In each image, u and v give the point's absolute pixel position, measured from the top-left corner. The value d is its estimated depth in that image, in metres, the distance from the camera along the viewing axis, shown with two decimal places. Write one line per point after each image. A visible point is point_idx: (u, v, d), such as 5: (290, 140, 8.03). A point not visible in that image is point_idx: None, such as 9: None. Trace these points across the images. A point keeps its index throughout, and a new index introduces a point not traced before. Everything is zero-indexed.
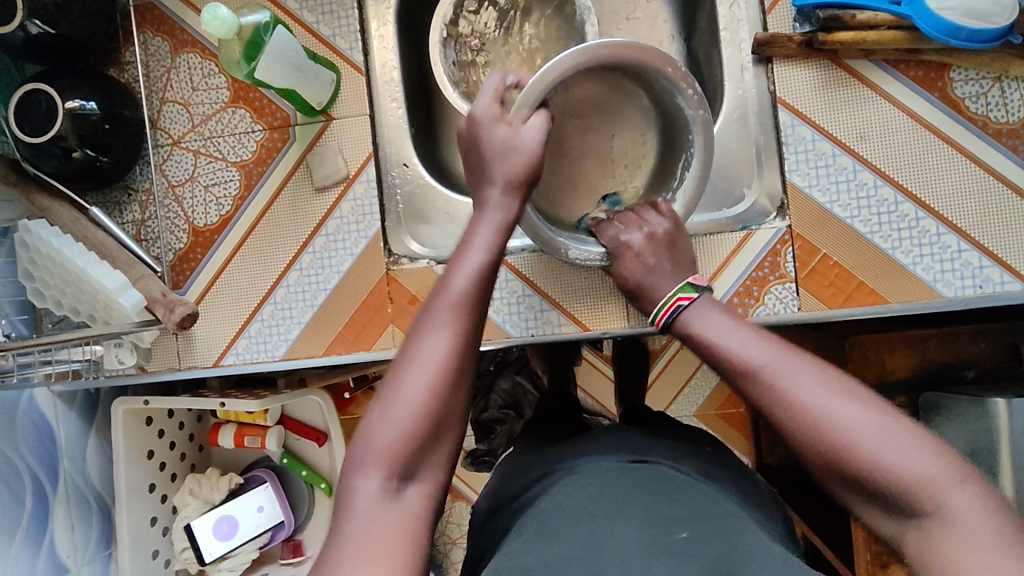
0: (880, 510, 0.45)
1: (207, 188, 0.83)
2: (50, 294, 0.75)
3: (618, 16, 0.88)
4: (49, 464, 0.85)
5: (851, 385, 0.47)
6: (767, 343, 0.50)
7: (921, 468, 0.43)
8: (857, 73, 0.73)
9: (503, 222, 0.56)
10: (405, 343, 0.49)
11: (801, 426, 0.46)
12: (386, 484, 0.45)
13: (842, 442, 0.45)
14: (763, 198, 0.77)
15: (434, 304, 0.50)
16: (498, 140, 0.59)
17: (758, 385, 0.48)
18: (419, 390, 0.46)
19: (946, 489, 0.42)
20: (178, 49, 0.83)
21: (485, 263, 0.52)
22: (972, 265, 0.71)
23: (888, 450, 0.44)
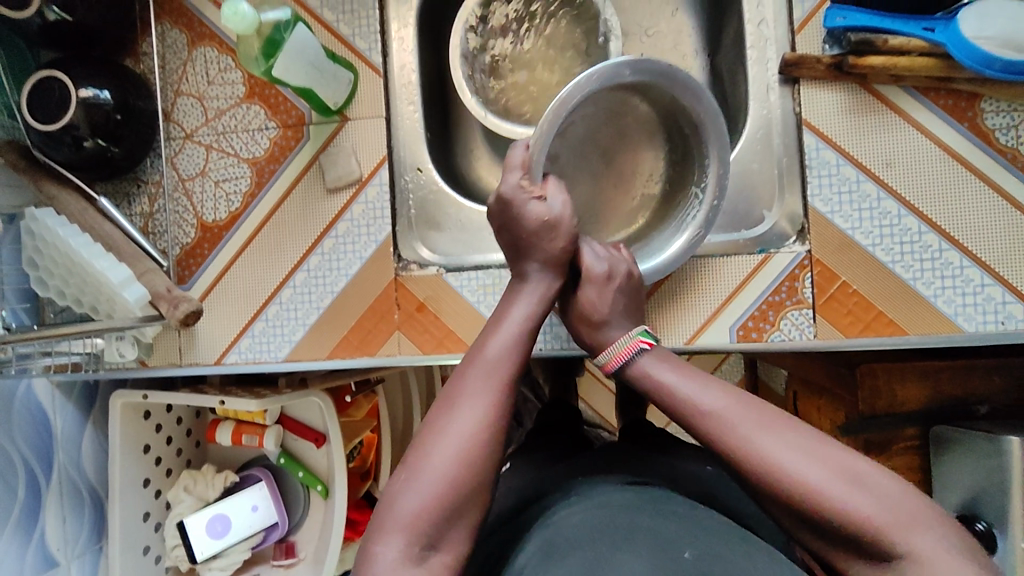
0: (851, 555, 0.47)
1: (217, 183, 0.81)
2: (53, 284, 0.74)
3: (640, 28, 0.87)
4: (44, 455, 0.84)
5: (808, 432, 0.50)
6: (724, 392, 0.53)
7: (883, 512, 0.46)
8: (886, 99, 0.71)
9: (541, 296, 0.61)
10: (440, 407, 0.54)
11: (761, 476, 0.49)
12: (408, 551, 0.48)
13: (802, 492, 0.47)
14: (783, 220, 0.75)
15: (469, 373, 0.55)
16: (535, 220, 0.61)
17: (719, 436, 0.51)
18: (447, 461, 0.50)
19: (910, 531, 0.45)
20: (194, 42, 0.82)
21: (521, 335, 0.58)
22: (994, 300, 0.69)
23: (849, 496, 0.46)
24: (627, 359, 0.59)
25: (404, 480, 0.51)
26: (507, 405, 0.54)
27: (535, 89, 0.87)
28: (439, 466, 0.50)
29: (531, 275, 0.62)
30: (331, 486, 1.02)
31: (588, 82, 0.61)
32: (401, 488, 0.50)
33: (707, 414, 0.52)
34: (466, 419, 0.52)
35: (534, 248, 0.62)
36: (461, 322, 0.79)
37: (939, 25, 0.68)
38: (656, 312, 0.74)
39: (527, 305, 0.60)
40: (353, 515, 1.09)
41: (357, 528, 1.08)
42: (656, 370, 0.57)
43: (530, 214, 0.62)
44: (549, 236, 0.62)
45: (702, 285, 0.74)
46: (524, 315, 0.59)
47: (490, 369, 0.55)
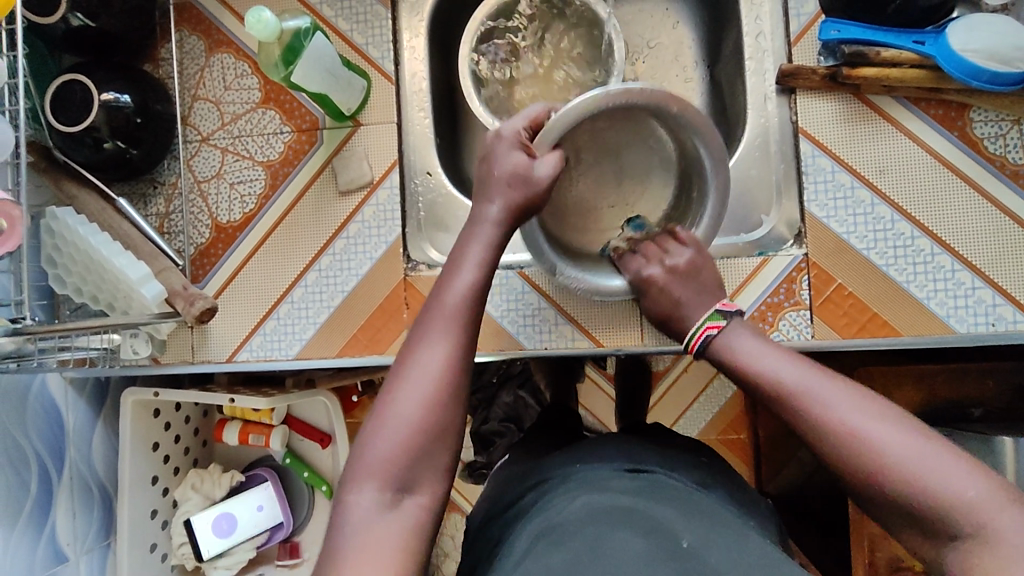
0: (924, 533, 0.46)
1: (232, 186, 0.84)
2: (71, 281, 0.76)
3: (642, 41, 0.90)
4: (56, 450, 0.85)
5: (890, 408, 0.49)
6: (802, 365, 0.53)
7: (965, 487, 0.44)
8: (880, 109, 0.74)
9: (498, 239, 0.61)
10: (405, 355, 0.55)
11: (835, 445, 0.49)
12: (381, 497, 0.49)
13: (872, 462, 0.47)
14: (781, 224, 0.78)
15: (430, 321, 0.56)
16: (511, 167, 0.62)
17: (794, 406, 0.51)
18: (412, 407, 0.51)
19: (991, 511, 0.43)
20: (212, 48, 0.85)
21: (478, 279, 0.58)
22: (985, 302, 0.72)
23: (925, 467, 0.45)
24: (710, 338, 0.61)
25: (372, 426, 0.52)
26: (466, 347, 0.55)
27: (541, 98, 0.90)
28: (404, 410, 0.51)
29: (488, 221, 0.62)
30: (336, 486, 1.03)
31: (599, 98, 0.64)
32: (370, 436, 0.51)
33: (784, 385, 0.52)
34: (427, 363, 0.53)
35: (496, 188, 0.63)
36: None
37: (928, 39, 0.70)
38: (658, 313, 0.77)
39: (482, 249, 0.60)
40: None
41: None
42: (743, 347, 0.58)
43: (509, 163, 0.63)
44: (516, 186, 0.62)
45: None
46: (479, 261, 0.60)
47: (448, 314, 0.56)
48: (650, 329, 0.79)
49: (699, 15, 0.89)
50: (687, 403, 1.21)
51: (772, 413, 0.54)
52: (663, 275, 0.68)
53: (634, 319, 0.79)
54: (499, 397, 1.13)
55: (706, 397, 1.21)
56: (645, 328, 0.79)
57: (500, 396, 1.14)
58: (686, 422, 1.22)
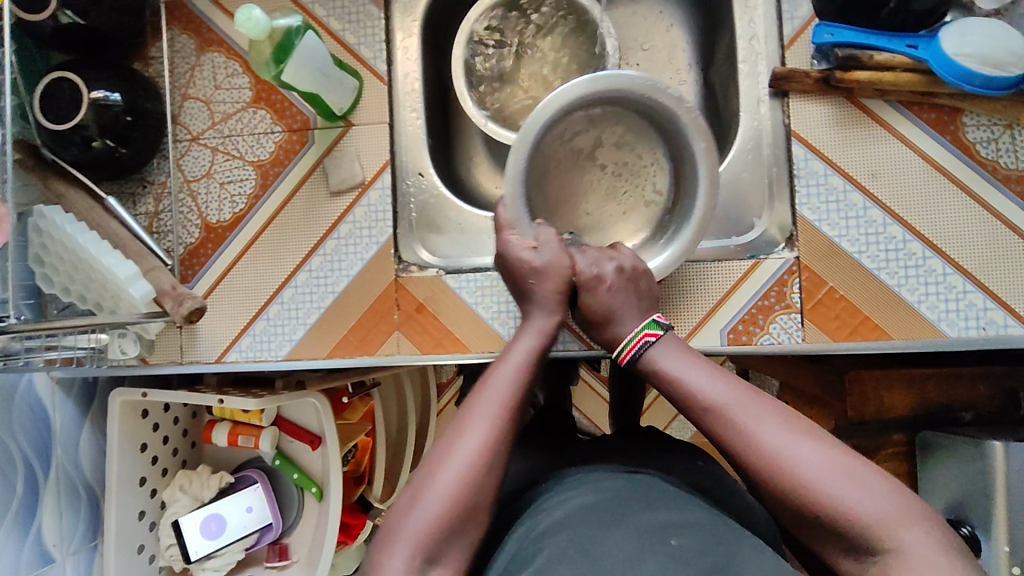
0: (840, 549, 0.49)
1: (222, 185, 0.83)
2: (59, 280, 0.75)
3: (636, 44, 0.90)
4: (43, 451, 0.84)
5: (810, 427, 0.52)
6: (732, 385, 0.55)
7: (875, 506, 0.47)
8: (872, 113, 0.74)
9: (544, 333, 0.64)
10: (448, 430, 0.56)
11: (757, 464, 0.51)
12: (409, 566, 0.49)
13: (796, 482, 0.49)
14: (773, 228, 0.78)
15: (474, 400, 0.57)
16: (524, 267, 0.67)
17: (721, 424, 0.53)
18: (450, 479, 0.52)
19: (897, 528, 0.46)
20: (203, 47, 0.84)
21: (524, 366, 0.60)
22: (976, 306, 0.72)
23: (841, 487, 0.48)
24: (639, 349, 0.61)
25: (408, 500, 0.52)
26: (508, 432, 0.56)
27: (534, 99, 0.90)
28: (442, 486, 0.52)
29: (531, 315, 0.66)
30: (326, 488, 1.03)
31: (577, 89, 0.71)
32: (407, 505, 0.52)
33: (709, 403, 0.55)
34: (470, 442, 0.54)
35: (531, 288, 0.67)
36: (459, 323, 0.81)
37: (921, 42, 0.70)
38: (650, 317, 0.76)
39: (528, 336, 0.63)
40: (347, 518, 1.10)
41: (351, 531, 1.09)
42: (666, 361, 0.60)
43: (520, 262, 0.68)
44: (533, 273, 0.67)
45: (694, 289, 0.76)
46: (525, 349, 0.62)
47: (492, 396, 0.57)
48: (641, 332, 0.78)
49: (693, 18, 0.89)
50: None
51: (699, 429, 0.56)
52: (613, 275, 0.66)
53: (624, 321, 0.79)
54: None
55: None
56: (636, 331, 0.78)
57: None
58: (679, 425, 1.22)
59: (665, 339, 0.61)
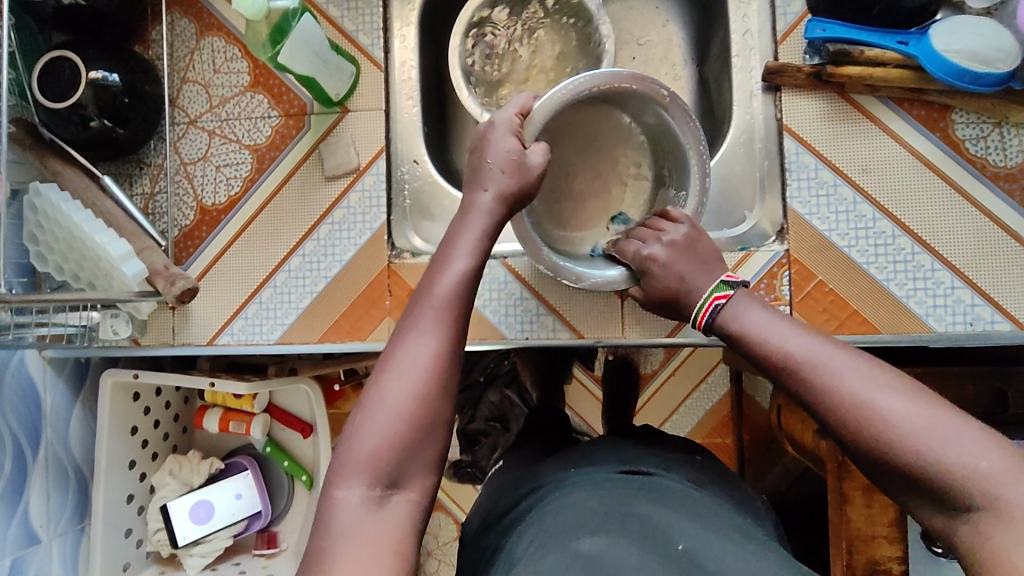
0: (936, 507, 0.45)
1: (218, 168, 0.84)
2: (52, 259, 0.75)
3: (631, 39, 0.91)
4: (32, 429, 0.84)
5: (905, 380, 0.48)
6: (805, 337, 0.53)
7: (971, 460, 0.43)
8: (862, 108, 0.75)
9: (487, 227, 0.61)
10: (393, 347, 0.54)
11: (839, 415, 0.48)
12: (368, 494, 0.49)
13: (888, 433, 0.46)
14: (764, 221, 0.79)
15: (418, 315, 0.55)
16: (503, 152, 0.63)
17: (801, 373, 0.51)
18: (398, 399, 0.51)
19: (997, 483, 0.42)
20: (203, 31, 0.85)
21: (470, 267, 0.58)
22: (963, 302, 0.72)
23: (933, 440, 0.44)
24: (713, 310, 0.60)
25: (358, 425, 0.51)
26: (455, 342, 0.54)
27: (530, 91, 0.91)
28: (393, 407, 0.50)
29: (479, 208, 0.62)
30: (316, 476, 1.03)
31: (577, 81, 0.66)
32: (357, 431, 0.51)
33: (786, 354, 0.52)
34: (415, 358, 0.52)
35: (488, 176, 0.63)
36: None
37: (912, 39, 0.71)
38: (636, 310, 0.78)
39: (474, 240, 0.60)
40: (337, 509, 1.10)
41: None
42: (743, 316, 0.58)
43: (501, 145, 0.64)
44: (510, 172, 0.63)
45: None
46: (471, 250, 0.59)
47: (438, 306, 0.55)
48: (630, 322, 0.79)
49: (689, 15, 0.89)
50: (675, 405, 1.22)
51: (778, 383, 0.53)
52: (663, 252, 0.66)
53: (615, 312, 0.79)
54: (486, 395, 1.14)
55: (694, 399, 1.23)
56: (625, 322, 0.79)
57: (487, 395, 1.15)
58: (675, 423, 1.22)
59: (735, 298, 0.60)
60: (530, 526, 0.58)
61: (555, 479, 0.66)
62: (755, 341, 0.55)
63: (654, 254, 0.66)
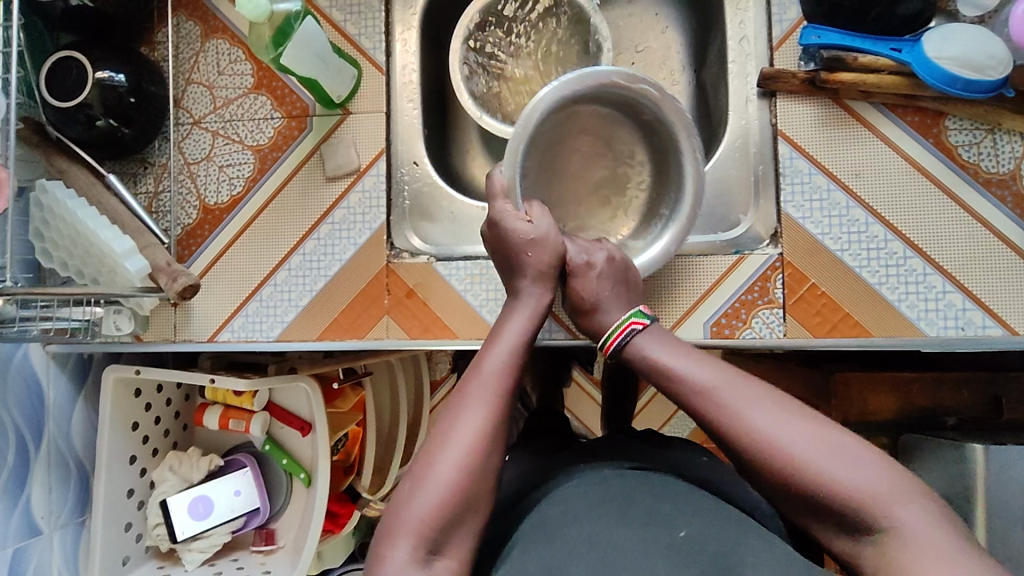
0: (834, 528, 0.49)
1: (222, 168, 0.85)
2: (57, 255, 0.76)
3: (629, 46, 0.92)
4: (35, 423, 0.85)
5: (802, 409, 0.52)
6: (714, 368, 0.56)
7: (867, 484, 0.48)
8: (857, 114, 0.76)
9: (534, 311, 0.65)
10: (445, 418, 0.57)
11: (746, 450, 0.51)
12: (414, 555, 0.51)
13: (793, 465, 0.49)
14: (758, 224, 0.79)
15: (469, 386, 0.58)
16: (518, 235, 0.68)
17: (710, 407, 0.53)
18: (450, 468, 0.53)
19: (890, 505, 0.47)
20: (208, 34, 0.86)
21: (517, 343, 0.62)
22: (955, 306, 0.73)
23: (833, 466, 0.49)
24: (628, 334, 0.62)
25: (409, 490, 0.54)
26: (502, 414, 0.57)
27: (529, 94, 0.92)
28: (442, 474, 0.53)
29: (523, 292, 0.67)
30: (314, 474, 1.03)
31: (584, 79, 0.72)
32: (408, 496, 0.53)
33: (696, 390, 0.55)
34: (469, 429, 0.55)
35: (523, 264, 0.68)
36: (448, 310, 0.82)
37: (905, 46, 0.72)
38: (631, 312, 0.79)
39: (521, 318, 0.64)
40: (334, 507, 1.11)
41: (338, 520, 1.10)
42: (651, 346, 0.60)
43: (514, 231, 0.69)
44: (535, 250, 0.68)
45: (679, 284, 0.77)
46: (517, 331, 0.63)
47: (487, 379, 0.58)
48: None
49: (687, 21, 0.90)
50: (674, 409, 1.23)
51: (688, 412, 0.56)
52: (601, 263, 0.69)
53: None
54: None
55: None
56: None
57: None
58: (674, 426, 1.24)
59: (652, 328, 0.63)
60: (528, 524, 0.59)
61: (551, 479, 0.67)
62: (666, 373, 0.57)
63: (593, 263, 0.69)
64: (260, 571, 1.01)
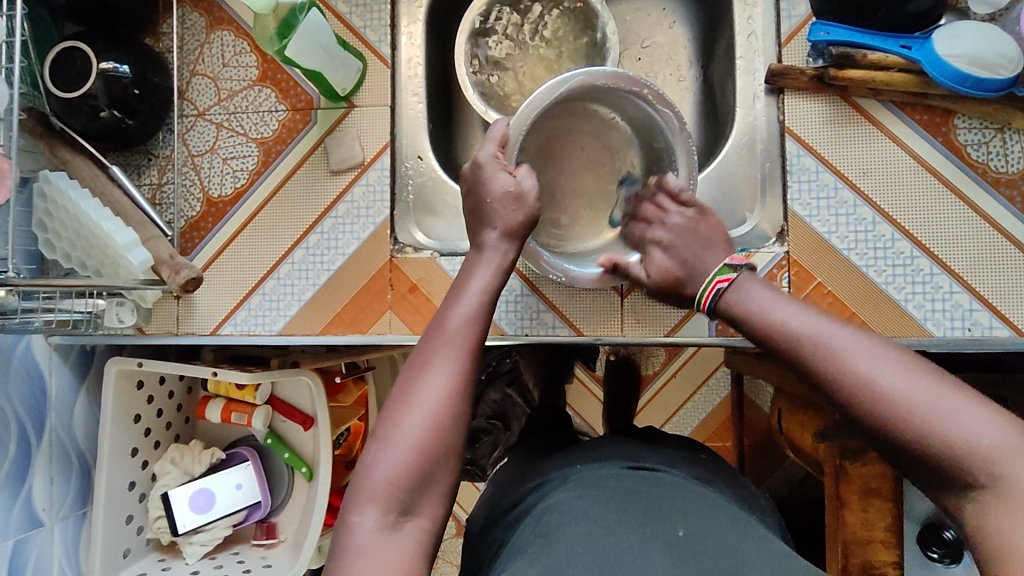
0: (944, 485, 0.46)
1: (225, 161, 0.85)
2: (60, 247, 0.76)
3: (635, 42, 0.92)
4: (37, 414, 0.85)
5: (908, 357, 0.49)
6: (814, 316, 0.54)
7: (981, 435, 0.44)
8: (865, 112, 0.75)
9: (499, 267, 0.65)
10: (407, 382, 0.58)
11: (849, 394, 0.49)
12: (384, 520, 0.53)
13: (895, 412, 0.47)
14: (764, 223, 0.79)
15: (433, 347, 0.60)
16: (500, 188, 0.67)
17: (812, 351, 0.52)
18: (414, 432, 0.55)
19: (1008, 459, 0.43)
20: (213, 25, 0.86)
21: (478, 303, 0.63)
22: (962, 307, 0.72)
23: (943, 416, 0.46)
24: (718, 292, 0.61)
25: (375, 454, 0.56)
26: (467, 373, 0.59)
27: (535, 90, 0.91)
28: (407, 434, 0.55)
29: (489, 245, 0.66)
30: (316, 468, 1.04)
31: (570, 78, 0.69)
32: (374, 460, 0.55)
33: (795, 334, 0.53)
34: (432, 392, 0.57)
35: (493, 215, 0.67)
36: None
37: (916, 43, 0.71)
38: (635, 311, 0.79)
39: (484, 275, 0.65)
40: (336, 502, 1.11)
41: (339, 515, 1.10)
42: (749, 296, 0.59)
43: (496, 182, 0.68)
44: (512, 206, 0.67)
45: None
46: (480, 290, 0.64)
47: (450, 341, 0.60)
48: (630, 321, 0.79)
49: (695, 16, 0.90)
50: (678, 406, 1.23)
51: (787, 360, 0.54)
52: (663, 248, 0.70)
53: (615, 312, 0.80)
54: (488, 394, 1.16)
55: (698, 399, 1.24)
56: (625, 321, 0.79)
57: (488, 394, 1.16)
58: (677, 423, 1.24)
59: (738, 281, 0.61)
60: (532, 521, 0.59)
61: (555, 476, 0.67)
62: (761, 324, 0.56)
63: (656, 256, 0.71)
64: (260, 565, 1.01)
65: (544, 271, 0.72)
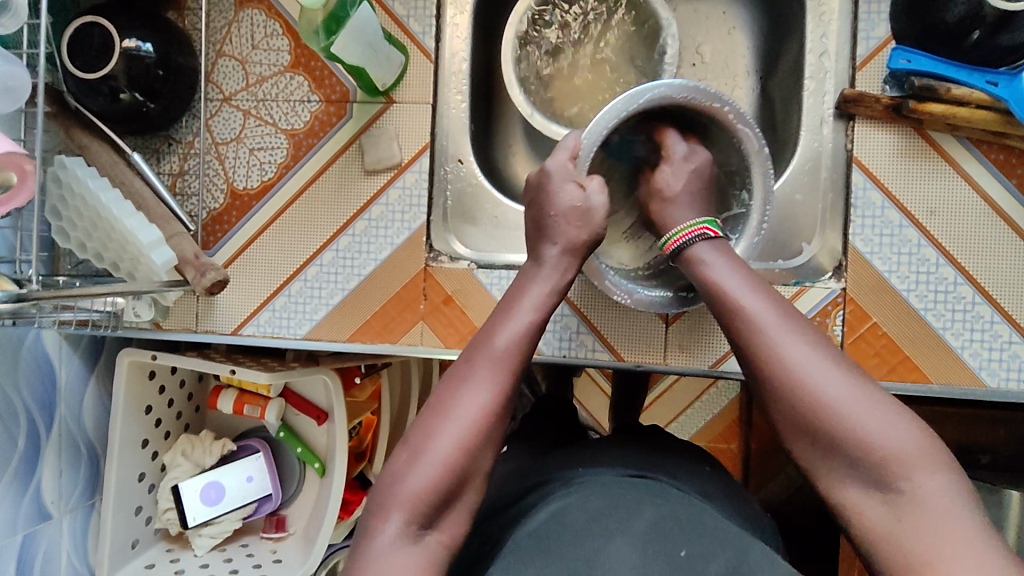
0: (851, 478, 0.50)
1: (252, 151, 0.80)
2: (75, 236, 0.70)
3: (690, 46, 0.86)
4: (47, 406, 0.82)
5: (846, 359, 0.53)
6: (766, 297, 0.56)
7: (899, 441, 0.48)
8: (940, 148, 0.71)
9: (556, 286, 0.64)
10: (448, 391, 0.57)
11: (782, 375, 0.52)
12: (405, 529, 0.51)
13: (824, 400, 0.50)
14: (822, 256, 0.76)
15: (476, 362, 0.58)
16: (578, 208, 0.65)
17: (750, 331, 0.54)
18: (449, 445, 0.53)
19: (917, 468, 0.47)
20: (242, 3, 0.79)
21: (531, 325, 0.61)
22: (1020, 358, 0.70)
23: (867, 417, 0.49)
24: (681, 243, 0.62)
25: (406, 462, 0.54)
26: (509, 396, 0.57)
27: (583, 92, 0.86)
28: (440, 449, 0.53)
29: (555, 265, 0.65)
30: (329, 464, 1.01)
31: (646, 92, 0.65)
32: (405, 469, 0.53)
33: (742, 311, 0.55)
34: (470, 407, 0.55)
35: (566, 233, 0.65)
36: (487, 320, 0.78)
37: (1003, 79, 0.66)
38: (679, 339, 0.77)
39: (539, 294, 0.63)
40: (346, 495, 1.08)
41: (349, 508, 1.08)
42: (711, 263, 0.60)
43: (562, 196, 0.65)
44: (576, 222, 0.65)
45: None
46: (535, 307, 0.62)
47: (499, 359, 0.58)
48: (673, 349, 0.77)
49: (759, 24, 0.84)
50: (684, 404, 1.21)
51: (726, 336, 0.57)
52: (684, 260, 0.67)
53: (659, 336, 0.77)
54: None
55: (707, 398, 1.22)
56: (669, 348, 0.77)
57: None
58: (682, 423, 1.21)
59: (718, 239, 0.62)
60: None
61: None
62: (715, 293, 0.58)
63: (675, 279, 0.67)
64: (269, 560, 1.00)
65: (606, 291, 0.70)
